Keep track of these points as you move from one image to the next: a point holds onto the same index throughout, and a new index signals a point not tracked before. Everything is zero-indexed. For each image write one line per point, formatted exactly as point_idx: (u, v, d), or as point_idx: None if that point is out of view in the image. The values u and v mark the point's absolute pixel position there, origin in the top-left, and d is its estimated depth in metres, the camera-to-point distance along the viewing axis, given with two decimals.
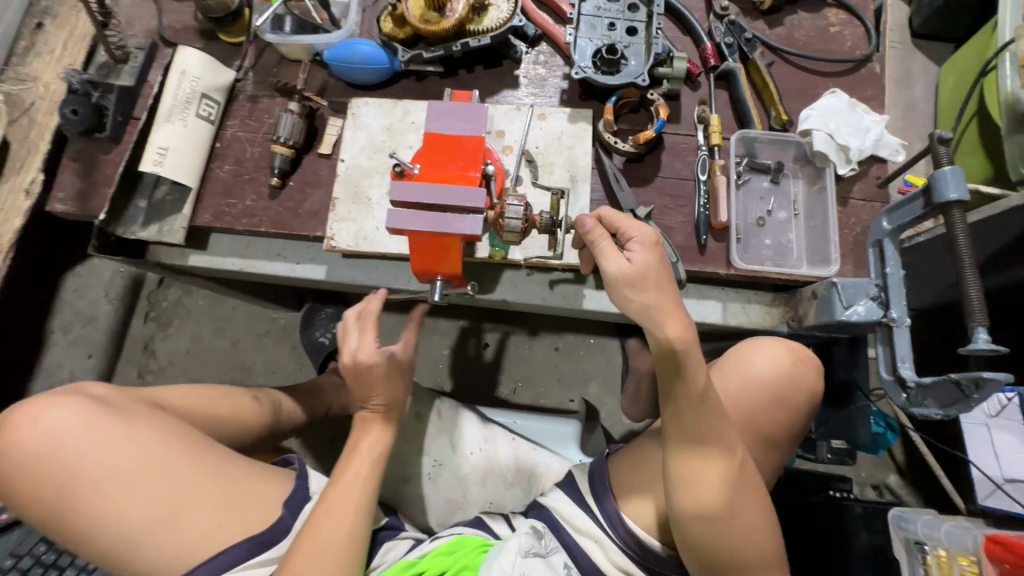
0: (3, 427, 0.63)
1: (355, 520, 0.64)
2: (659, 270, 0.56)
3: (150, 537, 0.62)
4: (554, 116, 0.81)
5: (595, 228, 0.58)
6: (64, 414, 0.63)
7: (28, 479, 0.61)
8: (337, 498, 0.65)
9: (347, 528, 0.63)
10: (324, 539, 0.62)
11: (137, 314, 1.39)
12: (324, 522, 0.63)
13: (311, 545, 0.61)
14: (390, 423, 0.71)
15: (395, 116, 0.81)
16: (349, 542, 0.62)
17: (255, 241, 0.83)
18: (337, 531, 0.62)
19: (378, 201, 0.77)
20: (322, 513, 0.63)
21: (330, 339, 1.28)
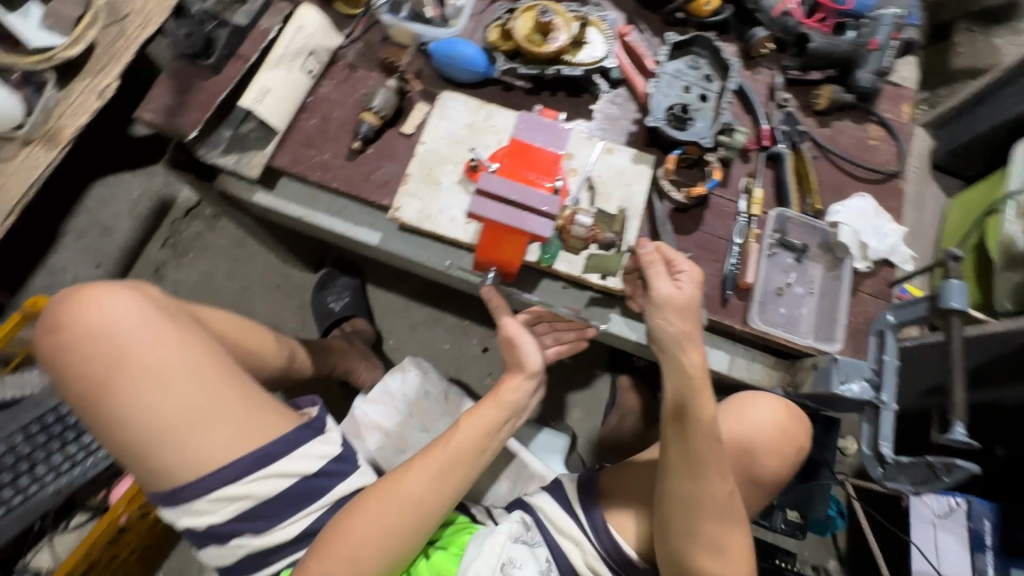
0: (64, 301, 0.64)
1: (437, 486, 0.66)
2: (691, 305, 0.64)
3: (171, 442, 0.62)
4: (619, 152, 0.88)
5: (651, 252, 0.66)
6: (121, 302, 0.64)
7: (76, 355, 0.63)
8: (432, 460, 0.67)
9: (425, 488, 0.66)
10: (400, 490, 0.65)
11: (155, 237, 1.39)
12: (404, 476, 0.66)
13: (387, 492, 0.65)
14: (490, 407, 0.69)
15: (479, 116, 0.87)
16: (421, 501, 0.65)
17: (320, 194, 0.87)
18: (417, 490, 0.65)
19: (446, 186, 0.83)
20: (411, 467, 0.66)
21: (341, 307, 1.31)
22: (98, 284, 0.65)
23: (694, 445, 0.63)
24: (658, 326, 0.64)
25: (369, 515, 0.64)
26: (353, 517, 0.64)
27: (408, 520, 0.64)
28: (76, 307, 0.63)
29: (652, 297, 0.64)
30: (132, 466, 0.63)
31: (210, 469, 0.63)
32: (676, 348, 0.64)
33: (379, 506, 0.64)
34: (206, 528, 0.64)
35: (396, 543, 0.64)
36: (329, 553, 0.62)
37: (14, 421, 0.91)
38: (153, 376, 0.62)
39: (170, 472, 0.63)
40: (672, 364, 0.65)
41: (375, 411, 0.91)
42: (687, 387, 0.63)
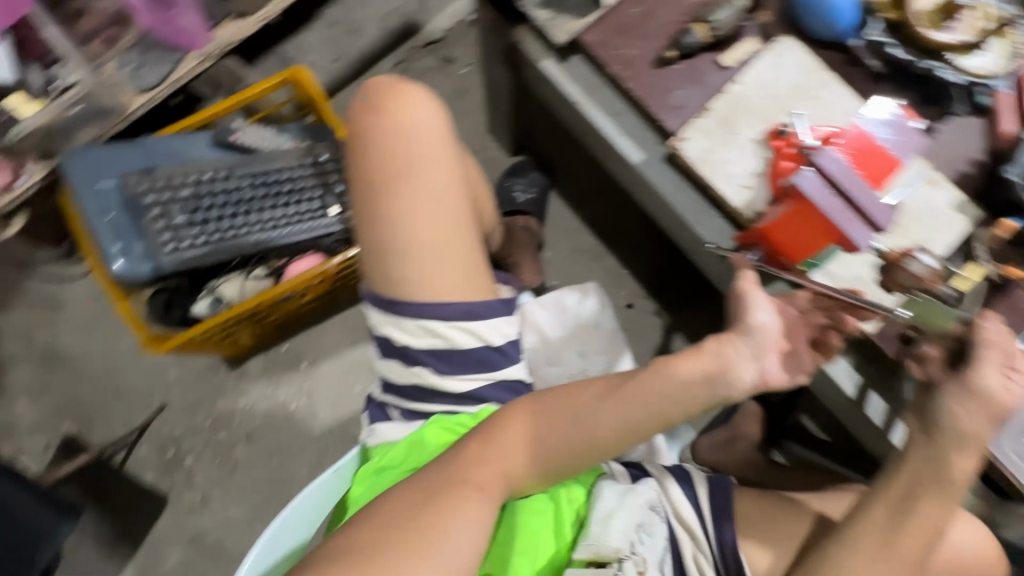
0: (386, 95, 0.71)
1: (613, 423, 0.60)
2: (999, 409, 0.55)
3: (413, 258, 0.66)
4: (943, 190, 0.74)
5: (994, 331, 0.55)
6: (429, 117, 0.70)
7: (378, 143, 0.68)
8: (613, 393, 0.61)
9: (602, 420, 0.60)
10: (575, 409, 0.61)
11: (390, 56, 1.42)
12: (578, 394, 0.62)
13: (562, 406, 0.62)
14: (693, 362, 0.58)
15: (810, 80, 0.76)
16: (593, 433, 0.60)
17: (605, 88, 0.81)
18: (592, 419, 0.61)
19: (741, 139, 0.75)
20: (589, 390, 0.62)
21: (523, 200, 1.29)
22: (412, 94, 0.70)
23: (900, 536, 0.56)
24: (949, 409, 0.55)
25: (537, 422, 0.62)
26: (525, 419, 0.63)
27: (574, 444, 0.61)
28: (391, 107, 0.70)
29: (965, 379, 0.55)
30: (370, 263, 0.69)
31: (432, 297, 0.67)
32: (949, 438, 0.55)
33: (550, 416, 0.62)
34: (401, 345, 0.69)
35: (554, 460, 0.62)
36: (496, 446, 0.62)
37: (252, 165, 1.03)
38: (427, 194, 0.67)
39: (399, 284, 0.67)
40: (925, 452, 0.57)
41: (542, 315, 0.90)
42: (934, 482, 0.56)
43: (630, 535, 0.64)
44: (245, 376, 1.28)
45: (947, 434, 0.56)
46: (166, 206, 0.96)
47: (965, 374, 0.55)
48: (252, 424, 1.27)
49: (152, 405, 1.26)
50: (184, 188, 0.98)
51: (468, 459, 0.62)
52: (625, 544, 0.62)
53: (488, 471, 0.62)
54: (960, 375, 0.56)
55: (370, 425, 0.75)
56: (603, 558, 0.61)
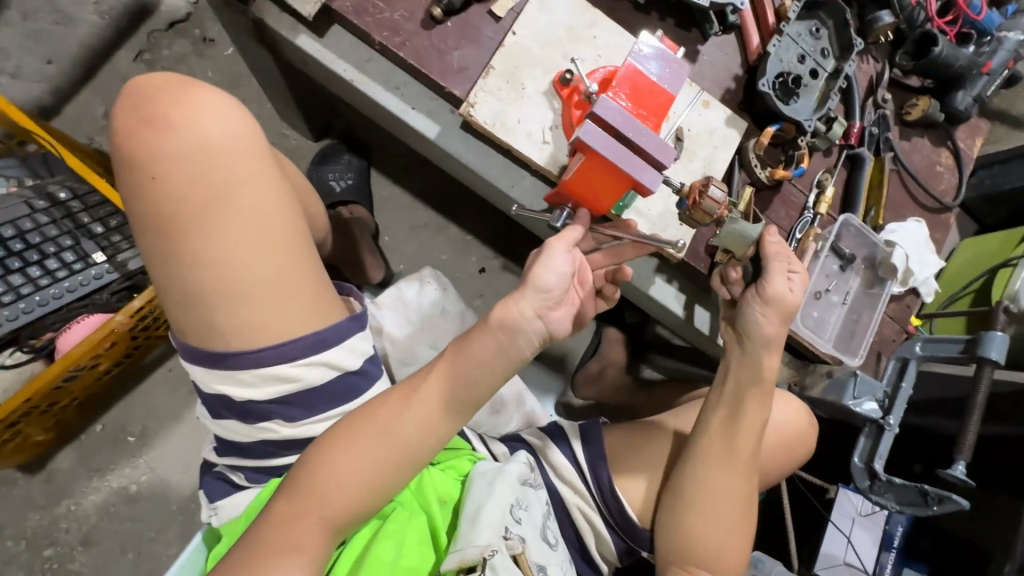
0: (160, 105, 0.56)
1: (428, 422, 0.55)
2: (789, 309, 0.66)
3: (238, 299, 0.56)
4: (715, 109, 0.81)
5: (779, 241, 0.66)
6: (224, 124, 0.57)
7: (161, 167, 0.54)
8: (419, 391, 0.56)
9: (413, 422, 0.55)
10: (385, 422, 0.55)
11: (126, 47, 1.15)
12: (383, 406, 0.56)
13: (371, 423, 0.55)
14: (487, 335, 0.54)
15: (581, 20, 0.75)
16: (411, 440, 0.55)
17: (379, 59, 0.72)
18: (406, 426, 0.55)
19: (531, 94, 0.72)
20: (392, 396, 0.56)
21: (342, 188, 1.17)
22: (197, 96, 0.57)
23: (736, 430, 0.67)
24: (757, 321, 0.67)
25: (348, 452, 0.54)
26: (333, 452, 0.54)
27: (395, 458, 0.55)
28: (172, 116, 0.56)
29: (765, 292, 0.66)
30: (184, 313, 0.56)
31: (277, 338, 0.57)
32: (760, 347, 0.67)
33: (359, 438, 0.55)
34: (242, 403, 0.59)
35: (383, 483, 0.55)
36: (312, 496, 0.53)
37: None
38: (243, 219, 0.56)
39: (227, 331, 0.56)
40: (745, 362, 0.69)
41: (385, 316, 0.84)
42: (755, 384, 0.68)
43: (503, 520, 0.60)
44: (57, 475, 1.05)
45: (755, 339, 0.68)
46: None
47: (763, 286, 0.66)
48: (86, 526, 1.06)
49: None
50: None
51: (279, 521, 0.53)
52: (498, 534, 0.58)
53: (308, 523, 0.53)
54: (760, 287, 0.67)
55: (212, 503, 0.65)
56: (469, 563, 0.55)
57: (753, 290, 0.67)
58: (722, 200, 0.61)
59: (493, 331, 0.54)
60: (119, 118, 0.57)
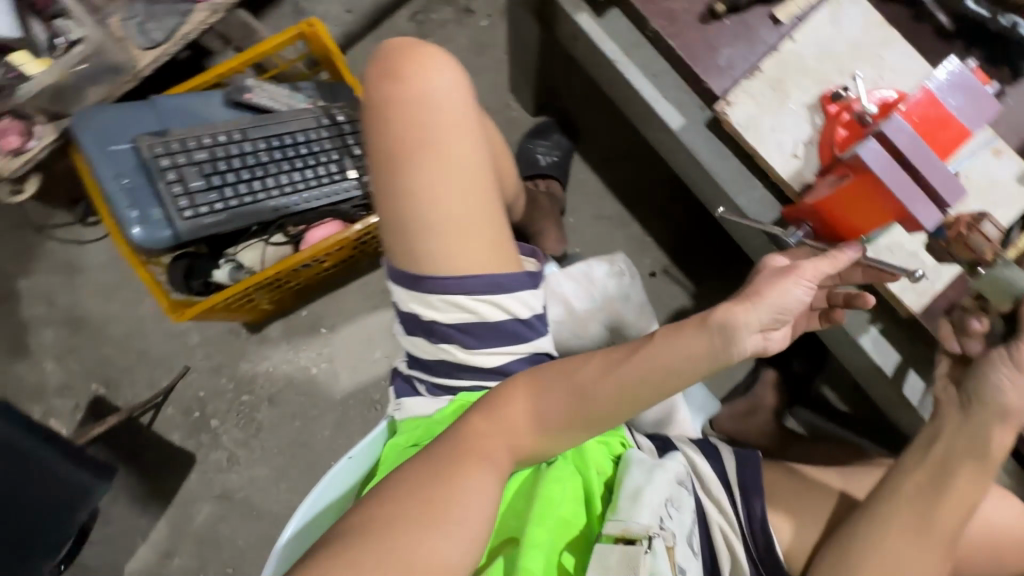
0: (399, 62, 0.66)
1: (614, 393, 0.59)
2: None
3: (436, 233, 0.64)
4: (1009, 160, 0.69)
5: None
6: (447, 83, 0.66)
7: (395, 113, 0.65)
8: (616, 361, 0.60)
9: (602, 387, 0.60)
10: (577, 377, 0.61)
11: (406, 7, 1.34)
12: (584, 366, 0.61)
13: (568, 377, 0.61)
14: (696, 329, 0.56)
15: (871, 39, 0.70)
16: (595, 401, 0.60)
17: (645, 46, 0.75)
18: (595, 389, 0.60)
19: (793, 104, 0.69)
20: (593, 359, 0.61)
21: (547, 163, 1.24)
22: (432, 58, 0.67)
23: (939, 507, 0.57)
24: (1001, 385, 0.56)
25: (544, 393, 0.61)
26: (530, 389, 0.62)
27: (577, 412, 0.60)
28: (411, 73, 0.66)
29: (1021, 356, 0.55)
30: (393, 239, 0.66)
31: (462, 273, 0.65)
32: (993, 418, 0.57)
33: (556, 386, 0.61)
34: (426, 320, 0.68)
35: (564, 430, 0.61)
36: (502, 416, 0.62)
37: (269, 127, 1.00)
38: (451, 165, 0.64)
39: (422, 259, 0.65)
40: (969, 431, 0.58)
41: (569, 286, 0.88)
42: (976, 457, 0.57)
43: (660, 509, 0.61)
44: (266, 340, 1.29)
45: (989, 407, 0.57)
46: (183, 169, 0.94)
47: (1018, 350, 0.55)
48: (274, 388, 1.28)
49: (176, 367, 1.28)
50: (201, 152, 0.95)
51: (477, 431, 0.62)
52: (655, 519, 0.59)
53: (496, 441, 0.61)
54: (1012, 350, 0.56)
55: (397, 400, 0.75)
56: (632, 535, 0.56)
57: (1004, 352, 0.56)
58: (995, 236, 0.54)
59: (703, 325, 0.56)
60: (367, 71, 0.68)
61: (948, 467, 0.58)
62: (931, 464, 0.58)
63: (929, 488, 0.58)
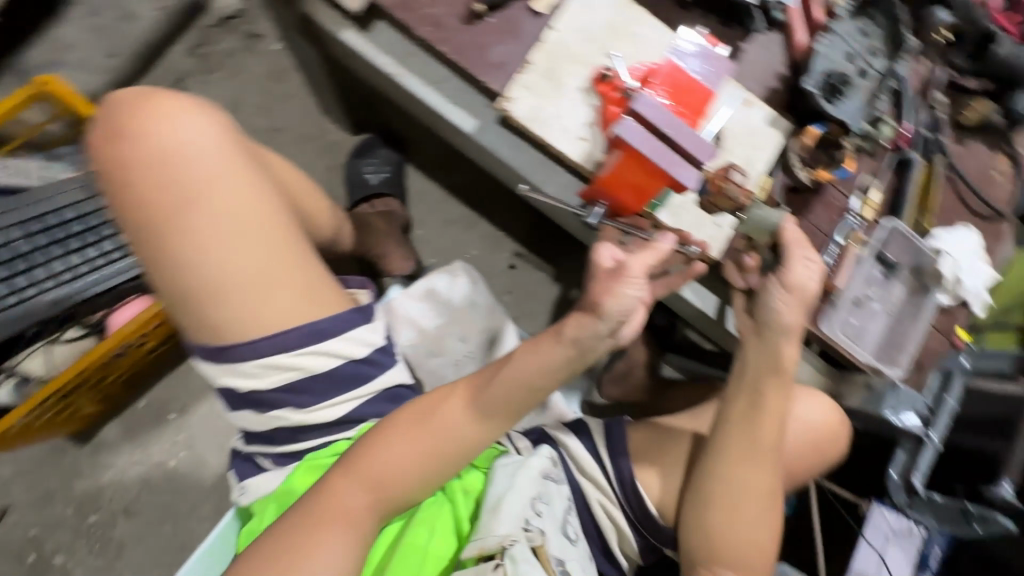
0: (133, 114, 0.56)
1: (474, 425, 0.60)
2: (811, 296, 0.61)
3: (233, 296, 0.56)
4: (756, 109, 0.79)
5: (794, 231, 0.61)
6: (196, 129, 0.56)
7: (140, 175, 0.54)
8: (473, 393, 0.61)
9: (461, 421, 0.60)
10: (438, 415, 0.60)
11: (181, 41, 1.20)
12: (443, 404, 0.61)
13: (433, 416, 0.60)
14: (545, 342, 0.58)
15: (622, 17, 0.74)
16: (455, 435, 0.60)
17: (419, 54, 0.74)
18: (460, 422, 0.60)
19: (568, 90, 0.72)
20: (451, 394, 0.61)
21: (378, 181, 1.19)
22: (171, 104, 0.56)
23: (755, 423, 0.64)
24: (776, 308, 0.62)
25: (405, 438, 0.59)
26: (395, 437, 0.60)
27: (439, 450, 0.60)
28: (149, 125, 0.55)
29: (785, 278, 0.61)
30: (180, 314, 0.57)
31: (270, 331, 0.58)
32: (777, 336, 0.62)
33: (418, 428, 0.60)
34: (248, 392, 0.60)
35: (431, 469, 0.60)
36: (361, 470, 0.59)
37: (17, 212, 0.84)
38: (223, 221, 0.55)
39: (224, 327, 0.57)
40: (764, 352, 0.64)
41: (414, 307, 0.86)
42: (773, 373, 0.63)
43: (524, 514, 0.61)
44: (103, 446, 1.11)
45: (771, 329, 0.63)
46: None
47: (781, 272, 0.61)
48: (128, 496, 1.11)
49: None
50: None
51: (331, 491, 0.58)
52: (517, 527, 0.60)
53: (361, 497, 0.58)
54: (780, 274, 0.62)
55: (241, 483, 0.67)
56: (489, 552, 0.58)
57: (772, 278, 0.62)
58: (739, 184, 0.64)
59: (552, 337, 0.58)
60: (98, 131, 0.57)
61: (752, 385, 0.64)
62: (743, 391, 0.65)
63: (743, 411, 0.64)
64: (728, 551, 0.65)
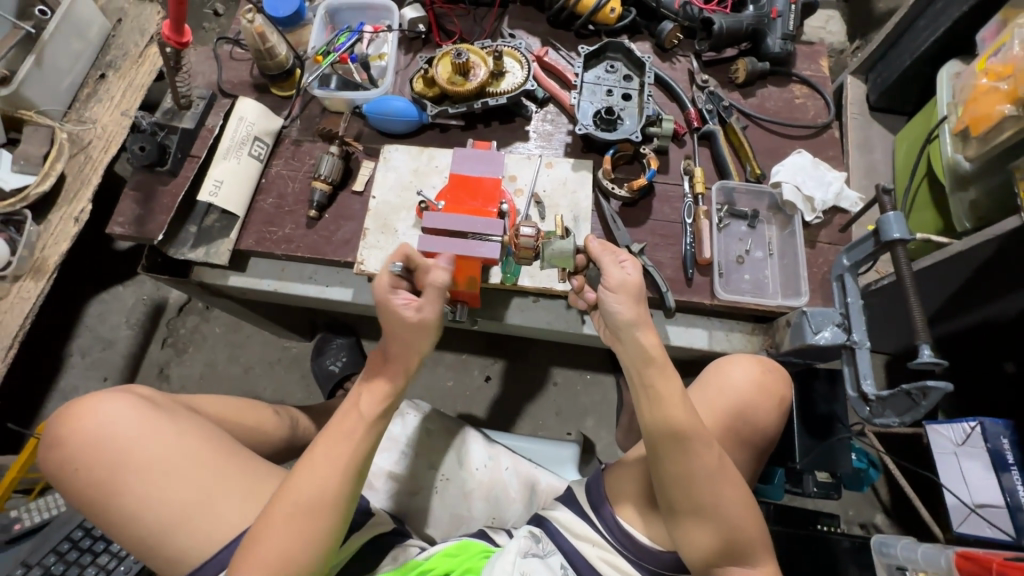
0: (63, 416, 0.68)
1: (338, 478, 0.64)
2: (639, 286, 0.68)
3: (181, 527, 0.64)
4: (559, 164, 0.92)
5: (600, 246, 0.70)
6: (114, 408, 0.68)
7: (82, 465, 0.66)
8: (330, 445, 0.65)
9: (326, 482, 0.63)
10: (305, 482, 0.63)
11: (154, 340, 1.45)
12: (305, 470, 0.63)
13: (297, 487, 0.63)
14: (384, 379, 0.69)
15: (421, 161, 0.92)
16: (327, 496, 0.63)
17: (290, 264, 0.92)
18: (315, 479, 0.63)
19: (404, 232, 0.87)
20: (307, 461, 0.64)
21: (340, 367, 1.34)
22: (90, 396, 0.69)
23: (664, 408, 0.65)
24: (617, 311, 0.67)
25: (281, 514, 0.62)
26: (269, 515, 0.62)
27: (313, 516, 0.62)
28: (77, 421, 0.67)
29: (608, 283, 0.68)
30: (155, 560, 0.66)
31: (222, 543, 0.65)
32: (630, 330, 0.67)
33: (286, 506, 0.62)
34: None
35: (312, 538, 0.62)
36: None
37: (47, 543, 0.97)
38: (155, 472, 0.65)
39: (186, 556, 0.65)
40: (632, 350, 0.68)
41: (381, 459, 0.92)
42: (650, 364, 0.67)
43: None
44: None
45: (625, 327, 0.68)
46: None
47: (603, 279, 0.68)
48: None
49: None
50: None
51: None
52: None
53: None
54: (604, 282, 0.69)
55: None
56: None
57: (603, 288, 0.69)
58: (534, 232, 0.70)
59: (388, 376, 0.68)
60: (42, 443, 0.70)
61: (640, 384, 0.67)
62: (638, 390, 0.68)
63: (648, 407, 0.66)
64: (719, 542, 0.65)
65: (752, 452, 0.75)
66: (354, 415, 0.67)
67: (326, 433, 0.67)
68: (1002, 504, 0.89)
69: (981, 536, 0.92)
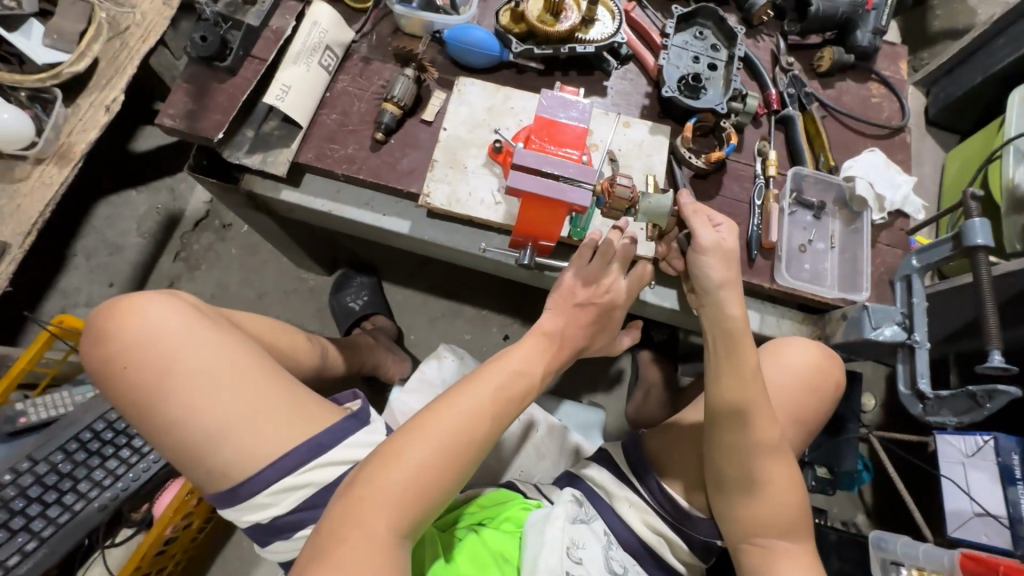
0: (109, 312, 0.65)
1: (490, 418, 0.62)
2: (730, 251, 0.69)
3: (226, 439, 0.62)
4: (637, 125, 0.90)
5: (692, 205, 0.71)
6: (164, 310, 0.65)
7: (124, 364, 0.63)
8: (484, 381, 0.64)
9: (475, 416, 0.61)
10: (454, 412, 0.61)
11: (166, 252, 1.38)
12: (454, 399, 0.62)
13: (442, 416, 0.60)
14: (549, 349, 0.71)
15: (497, 99, 0.88)
16: (475, 435, 0.61)
17: (347, 187, 0.88)
18: (469, 413, 0.61)
19: (473, 169, 0.84)
20: (457, 396, 0.62)
21: (361, 305, 1.30)
22: (141, 296, 0.65)
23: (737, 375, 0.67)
24: (708, 270, 0.68)
25: (424, 436, 0.59)
26: (414, 437, 0.59)
27: (455, 445, 0.59)
28: (126, 319, 0.64)
29: (699, 244, 0.68)
30: (192, 470, 0.64)
31: (264, 460, 0.63)
32: (716, 292, 0.68)
33: (430, 427, 0.59)
34: (270, 522, 0.64)
35: (450, 471, 0.59)
36: (360, 520, 0.55)
37: (55, 440, 0.94)
38: (202, 380, 0.63)
39: (227, 468, 0.63)
40: (713, 312, 0.69)
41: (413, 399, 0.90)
42: (728, 334, 0.68)
43: (564, 565, 0.65)
44: None
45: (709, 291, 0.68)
46: None
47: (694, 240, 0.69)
48: None
49: None
50: None
51: (355, 500, 0.56)
52: None
53: (378, 510, 0.55)
54: (693, 242, 0.69)
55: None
56: None
57: (694, 250, 0.70)
58: (630, 183, 0.69)
59: (554, 347, 0.72)
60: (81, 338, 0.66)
61: (717, 349, 0.69)
62: (710, 357, 0.69)
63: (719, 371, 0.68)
64: (770, 513, 0.66)
65: (800, 432, 0.76)
66: (509, 362, 0.67)
67: (472, 376, 0.65)
68: (1003, 515, 0.94)
69: (974, 541, 0.97)
